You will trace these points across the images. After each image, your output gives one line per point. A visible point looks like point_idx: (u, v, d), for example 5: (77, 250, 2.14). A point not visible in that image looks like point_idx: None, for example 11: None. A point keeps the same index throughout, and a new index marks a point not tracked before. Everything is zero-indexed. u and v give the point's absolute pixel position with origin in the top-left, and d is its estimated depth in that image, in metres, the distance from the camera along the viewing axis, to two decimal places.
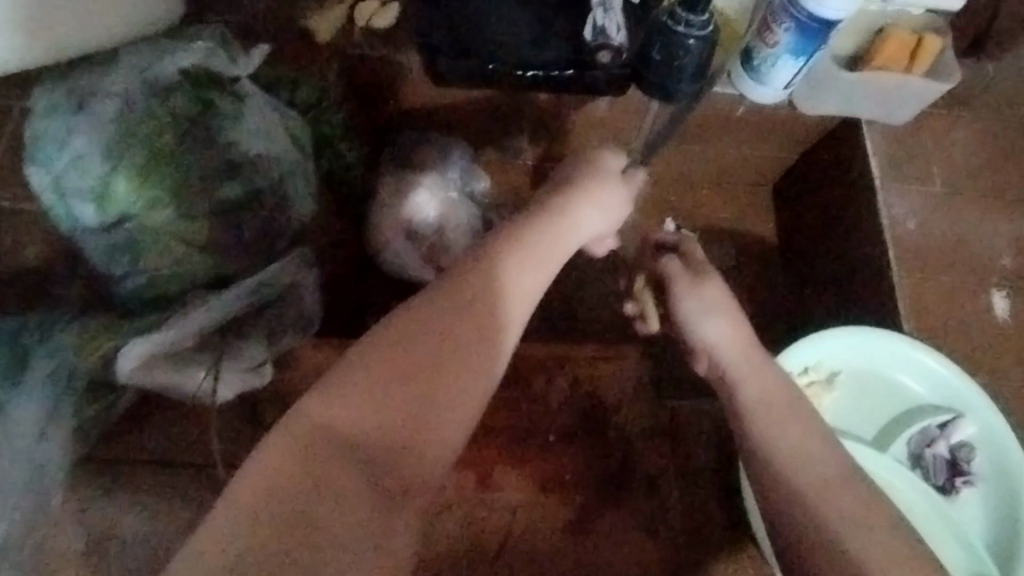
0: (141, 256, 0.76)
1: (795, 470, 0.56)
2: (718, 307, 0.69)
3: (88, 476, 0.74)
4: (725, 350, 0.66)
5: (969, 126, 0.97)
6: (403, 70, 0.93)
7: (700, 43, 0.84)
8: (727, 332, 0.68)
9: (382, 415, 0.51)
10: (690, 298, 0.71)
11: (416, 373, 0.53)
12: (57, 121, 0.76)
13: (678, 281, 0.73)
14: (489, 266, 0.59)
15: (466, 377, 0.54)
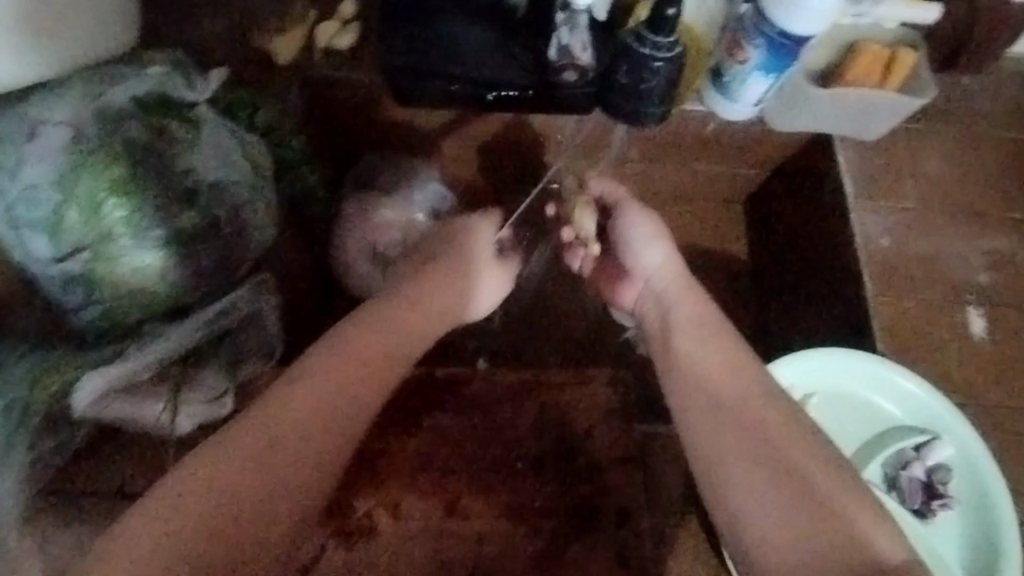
0: (96, 287, 0.74)
1: (716, 451, 0.63)
2: (656, 233, 0.82)
3: (36, 518, 0.70)
4: (664, 279, 0.79)
5: (943, 139, 0.96)
6: (364, 92, 0.94)
7: (667, 68, 0.83)
8: (665, 259, 0.80)
9: (300, 438, 0.59)
10: (634, 223, 0.83)
11: (310, 424, 0.60)
12: (6, 151, 0.74)
13: (628, 208, 0.84)
14: (402, 303, 0.73)
15: (334, 443, 0.61)
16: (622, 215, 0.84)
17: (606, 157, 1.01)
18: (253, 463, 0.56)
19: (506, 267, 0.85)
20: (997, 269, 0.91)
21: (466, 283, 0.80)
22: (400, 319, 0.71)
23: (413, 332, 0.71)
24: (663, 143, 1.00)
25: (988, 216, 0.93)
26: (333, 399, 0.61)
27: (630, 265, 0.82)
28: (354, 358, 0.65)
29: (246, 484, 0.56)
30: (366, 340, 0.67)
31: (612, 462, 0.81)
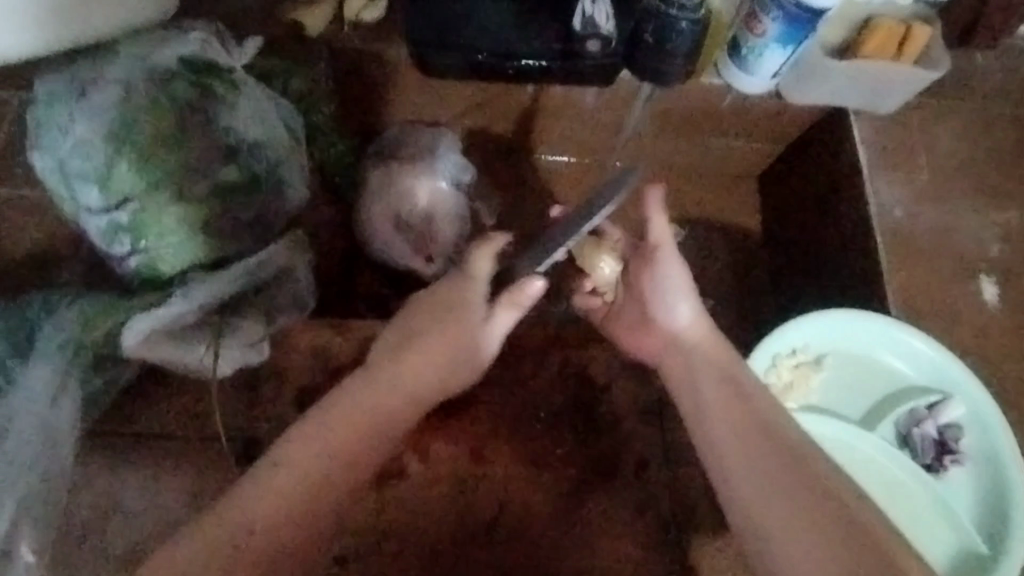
0: (143, 236, 0.78)
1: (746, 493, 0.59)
2: (682, 285, 0.76)
3: (90, 455, 0.76)
4: (691, 334, 0.73)
5: (954, 116, 0.99)
6: (392, 63, 0.97)
7: (692, 28, 0.88)
8: (693, 317, 0.74)
9: (311, 490, 0.57)
10: (663, 268, 0.76)
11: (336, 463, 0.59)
12: (57, 107, 0.78)
13: (659, 249, 0.76)
14: (394, 368, 0.67)
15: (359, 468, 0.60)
16: (653, 254, 0.77)
17: (624, 128, 1.05)
18: (319, 450, 0.59)
19: (534, 290, 0.71)
20: (1008, 240, 0.93)
21: (471, 334, 0.71)
22: (385, 386, 0.65)
23: (401, 395, 0.65)
24: (681, 117, 1.03)
25: (999, 189, 0.95)
26: (371, 420, 0.62)
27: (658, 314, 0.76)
28: (375, 404, 0.64)
29: (320, 467, 0.58)
30: (364, 402, 0.63)
31: (632, 414, 0.84)
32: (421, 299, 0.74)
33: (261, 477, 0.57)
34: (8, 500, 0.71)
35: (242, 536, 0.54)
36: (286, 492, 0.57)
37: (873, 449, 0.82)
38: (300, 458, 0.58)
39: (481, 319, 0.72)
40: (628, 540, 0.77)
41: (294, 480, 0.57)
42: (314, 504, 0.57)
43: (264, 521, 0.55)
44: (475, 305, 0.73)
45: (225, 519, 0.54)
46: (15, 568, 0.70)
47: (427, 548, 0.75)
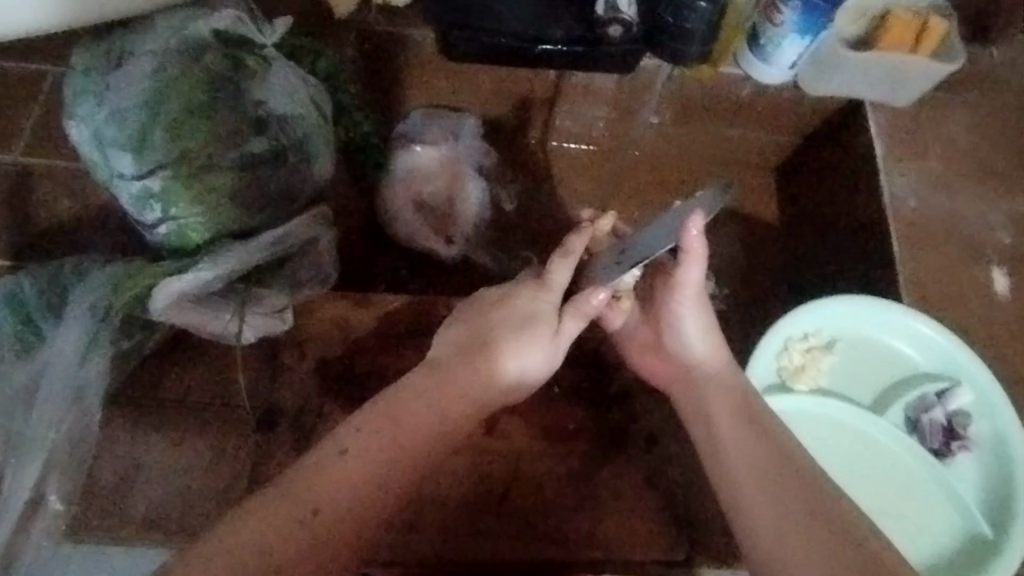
0: (173, 203, 0.80)
1: (758, 511, 0.57)
2: (704, 325, 0.70)
3: (118, 415, 0.78)
4: (709, 376, 0.69)
5: (968, 109, 1.00)
6: (417, 45, 1.00)
7: (708, 11, 0.87)
8: (712, 358, 0.70)
9: (325, 519, 0.52)
10: (685, 313, 0.70)
11: (343, 489, 0.54)
12: (97, 78, 0.81)
13: (682, 292, 0.69)
14: (448, 383, 0.62)
15: (381, 499, 0.55)
16: (674, 297, 0.70)
17: (643, 116, 1.07)
18: (384, 445, 0.56)
19: (599, 303, 0.67)
20: (1020, 231, 0.94)
21: (542, 346, 0.65)
22: (437, 394, 0.61)
23: (469, 404, 0.61)
24: (700, 104, 1.04)
25: (1012, 180, 0.96)
26: (430, 423, 0.59)
27: (671, 340, 0.71)
28: (441, 407, 0.60)
29: (386, 463, 0.56)
30: (423, 410, 0.59)
31: (644, 391, 0.86)
32: (487, 300, 0.68)
33: (332, 463, 0.54)
34: (36, 455, 0.73)
35: (308, 517, 0.52)
36: (358, 480, 0.54)
37: (874, 430, 0.84)
38: (368, 446, 0.56)
39: (550, 333, 0.66)
40: (638, 512, 0.79)
41: (364, 472, 0.55)
42: (382, 495, 0.55)
43: (337, 506, 0.53)
44: (542, 313, 0.67)
45: (299, 496, 0.53)
46: (43, 516, 0.73)
47: (441, 519, 0.76)
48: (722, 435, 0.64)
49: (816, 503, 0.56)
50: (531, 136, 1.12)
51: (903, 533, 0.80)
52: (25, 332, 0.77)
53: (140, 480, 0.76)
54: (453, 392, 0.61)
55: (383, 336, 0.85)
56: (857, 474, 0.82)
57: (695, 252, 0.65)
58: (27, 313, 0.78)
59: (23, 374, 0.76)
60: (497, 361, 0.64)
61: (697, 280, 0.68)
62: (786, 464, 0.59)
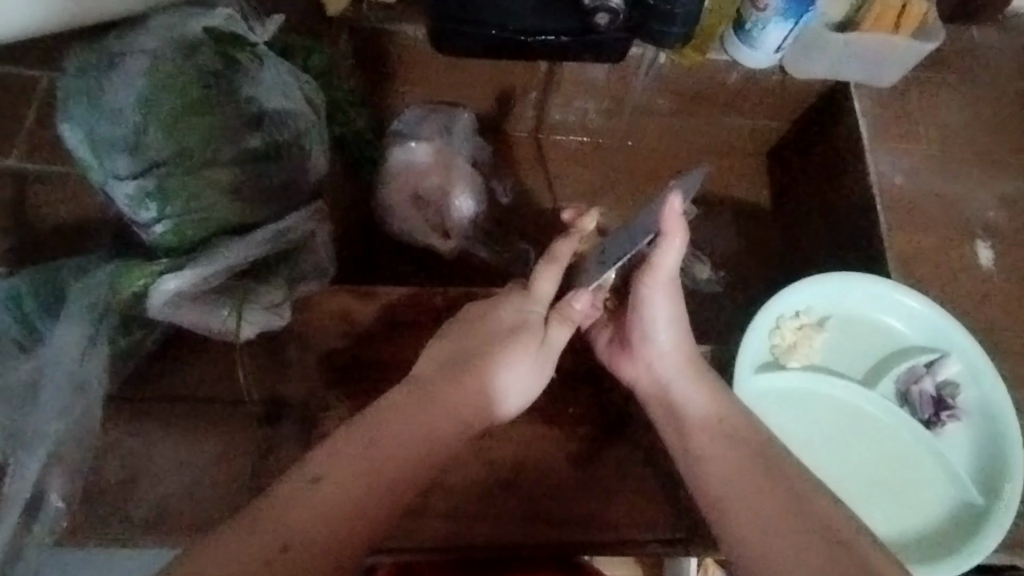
0: (170, 200, 0.80)
1: (742, 508, 0.59)
2: (671, 315, 0.74)
3: (121, 415, 0.79)
4: (670, 365, 0.73)
5: (950, 90, 1.02)
6: (406, 42, 0.99)
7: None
8: (674, 348, 0.74)
9: (327, 520, 0.54)
10: (652, 301, 0.73)
11: (342, 490, 0.56)
12: (89, 79, 0.82)
13: (655, 276, 0.72)
14: (446, 388, 0.67)
15: (379, 498, 0.57)
16: (647, 281, 0.73)
17: (632, 104, 1.08)
18: (354, 479, 0.57)
19: (580, 307, 0.74)
20: (1005, 208, 0.96)
21: (529, 355, 0.71)
22: (435, 398, 0.65)
23: (453, 420, 0.65)
24: (688, 91, 1.05)
25: (995, 158, 0.98)
26: (406, 454, 0.61)
27: (642, 336, 0.75)
28: (422, 428, 0.63)
29: (357, 492, 0.57)
30: (402, 432, 0.62)
31: None
32: (475, 316, 0.74)
33: (304, 492, 0.55)
34: (40, 451, 0.74)
35: (276, 552, 0.52)
36: (327, 510, 0.55)
37: (865, 402, 0.86)
38: (341, 477, 0.57)
39: (537, 344, 0.72)
40: (638, 491, 0.80)
41: (338, 495, 0.56)
42: (359, 518, 0.56)
43: (308, 535, 0.53)
44: (527, 324, 0.73)
45: (268, 531, 0.53)
46: (47, 512, 0.74)
47: (448, 509, 0.77)
48: (703, 453, 0.66)
49: (799, 503, 0.58)
50: (522, 129, 1.13)
51: (893, 506, 0.82)
52: (23, 332, 0.79)
53: (144, 478, 0.77)
54: (435, 415, 0.64)
55: (384, 328, 0.86)
56: (848, 445, 0.85)
57: (673, 239, 0.70)
58: (24, 313, 0.79)
59: (27, 369, 0.77)
60: (490, 367, 0.69)
61: (670, 266, 0.72)
62: (764, 473, 0.61)
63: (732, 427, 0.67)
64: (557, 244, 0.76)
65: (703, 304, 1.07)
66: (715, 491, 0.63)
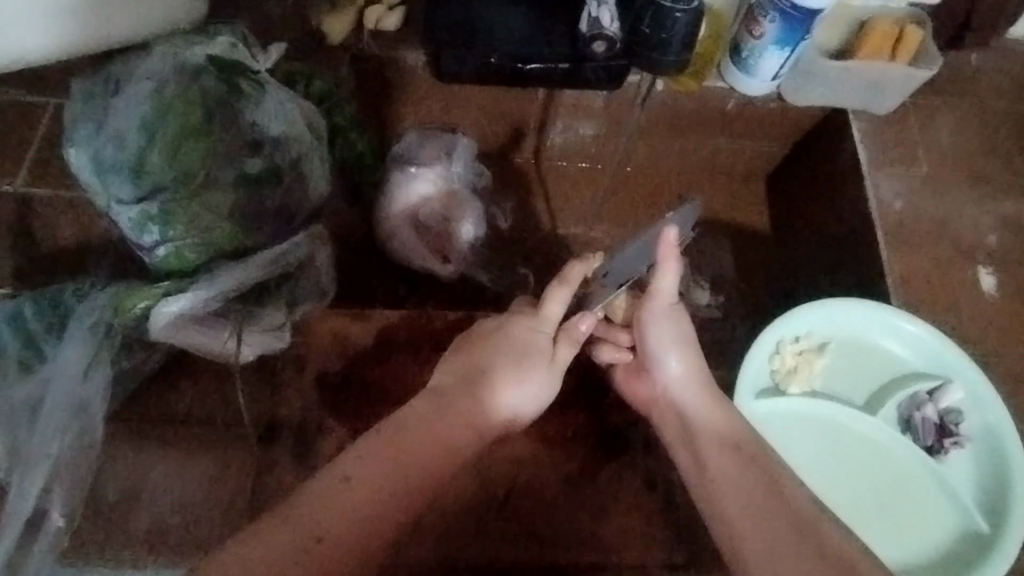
0: (172, 224, 0.81)
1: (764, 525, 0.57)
2: (679, 339, 0.73)
3: (124, 436, 0.80)
4: (682, 389, 0.71)
5: (947, 114, 1.02)
6: (407, 69, 1.00)
7: (688, 17, 0.83)
8: (686, 372, 0.72)
9: (322, 528, 0.52)
10: (656, 327, 0.74)
11: (339, 500, 0.54)
12: (94, 106, 0.84)
13: (656, 301, 0.73)
14: (460, 405, 0.66)
15: (376, 506, 0.55)
16: (648, 307, 0.74)
17: (631, 129, 1.08)
18: (386, 483, 0.57)
19: (585, 329, 0.74)
20: (1005, 231, 0.95)
21: (538, 374, 0.71)
22: (446, 416, 0.64)
23: (466, 428, 0.64)
24: (687, 115, 1.05)
25: (994, 181, 0.98)
26: (427, 458, 0.60)
27: (653, 364, 0.74)
28: (432, 437, 0.61)
29: (386, 491, 0.56)
30: (422, 436, 0.61)
31: None
32: (485, 330, 0.73)
33: (336, 491, 0.55)
34: (42, 468, 0.73)
35: (313, 543, 0.52)
36: (357, 502, 0.55)
37: (867, 429, 0.85)
38: (369, 472, 0.56)
39: (545, 364, 0.71)
40: (637, 515, 0.79)
41: (367, 496, 0.55)
42: (384, 513, 0.55)
43: (342, 538, 0.53)
44: (537, 344, 0.72)
45: (302, 523, 0.53)
46: (47, 532, 0.73)
47: (439, 530, 0.76)
48: (718, 468, 0.64)
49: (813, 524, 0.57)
50: (523, 154, 1.14)
51: (900, 534, 0.81)
52: (27, 352, 0.79)
53: (147, 497, 0.77)
54: (448, 429, 0.63)
55: (383, 349, 0.86)
56: (849, 470, 0.84)
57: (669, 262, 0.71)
58: (29, 333, 0.79)
59: (30, 389, 0.77)
60: (495, 387, 0.69)
61: (669, 292, 0.73)
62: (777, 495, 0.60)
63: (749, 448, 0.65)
64: (568, 263, 0.74)
65: (703, 328, 1.06)
66: (725, 509, 0.61)
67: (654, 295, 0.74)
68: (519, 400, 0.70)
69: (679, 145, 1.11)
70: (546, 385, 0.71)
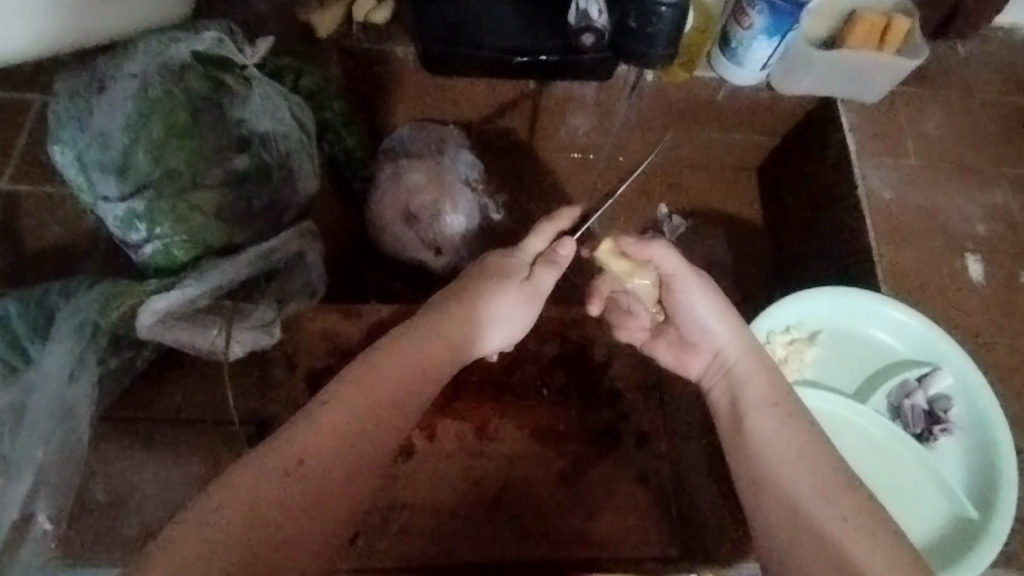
0: (159, 222, 0.81)
1: (785, 514, 0.57)
2: (715, 305, 0.71)
3: (108, 437, 0.79)
4: (732, 350, 0.70)
5: (935, 104, 1.03)
6: (397, 62, 1.00)
7: (674, 10, 0.81)
8: (733, 336, 0.70)
9: (290, 456, 0.54)
10: (691, 301, 0.72)
11: (313, 427, 0.56)
12: (78, 104, 0.83)
13: (680, 282, 0.72)
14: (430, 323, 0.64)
15: (346, 433, 0.56)
16: (676, 291, 0.73)
17: (621, 121, 1.08)
18: (358, 400, 0.58)
19: (565, 251, 0.71)
20: (993, 220, 0.96)
21: (511, 291, 0.69)
22: (420, 354, 0.62)
23: (444, 341, 0.64)
24: (678, 105, 1.05)
25: (982, 171, 0.99)
26: (394, 393, 0.60)
27: (702, 343, 0.72)
28: (398, 363, 0.61)
29: (363, 417, 0.58)
30: (395, 363, 0.61)
31: (633, 388, 0.87)
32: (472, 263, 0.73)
33: (314, 415, 0.56)
34: (27, 472, 0.74)
35: (293, 465, 0.54)
36: (335, 430, 0.56)
37: (859, 417, 0.85)
38: (347, 396, 0.58)
39: (519, 282, 0.70)
40: (630, 507, 0.79)
41: (344, 418, 0.57)
42: (359, 438, 0.57)
43: (321, 464, 0.55)
44: (513, 265, 0.71)
45: (283, 448, 0.54)
46: (33, 537, 0.73)
47: (432, 530, 0.76)
48: (754, 433, 0.63)
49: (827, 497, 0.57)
50: (513, 147, 1.14)
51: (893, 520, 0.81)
52: (13, 355, 0.78)
53: (136, 497, 0.76)
54: (428, 341, 0.63)
55: (373, 345, 0.86)
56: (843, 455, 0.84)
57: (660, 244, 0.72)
58: (13, 334, 0.79)
59: (11, 395, 0.76)
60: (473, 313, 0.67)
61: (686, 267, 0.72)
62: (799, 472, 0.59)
63: (768, 422, 0.63)
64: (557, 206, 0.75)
65: None
66: (751, 483, 0.61)
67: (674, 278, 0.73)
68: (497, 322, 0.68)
69: (669, 137, 1.11)
70: (523, 311, 0.70)
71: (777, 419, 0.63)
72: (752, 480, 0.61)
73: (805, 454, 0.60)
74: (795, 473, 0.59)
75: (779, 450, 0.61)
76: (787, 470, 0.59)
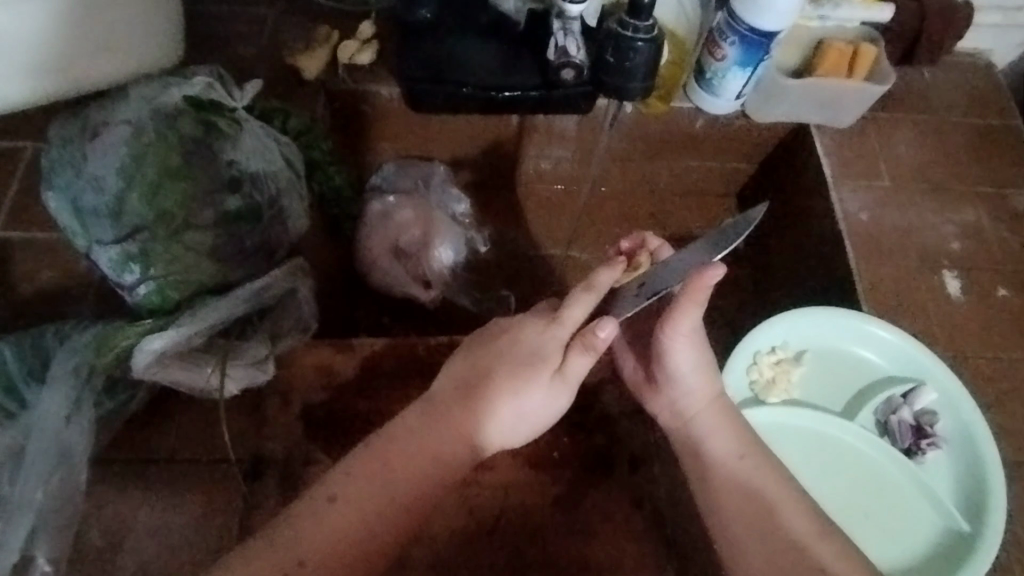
0: (152, 263, 0.83)
1: (774, 542, 0.60)
2: (696, 363, 0.68)
3: (107, 477, 0.80)
4: (699, 404, 0.68)
5: (904, 127, 1.06)
6: (382, 101, 1.02)
7: (649, 45, 0.87)
8: (703, 396, 0.68)
9: (298, 545, 0.57)
10: (676, 355, 0.67)
11: (320, 512, 0.58)
12: (71, 150, 0.86)
13: (679, 332, 0.66)
14: (455, 410, 0.63)
15: (349, 517, 0.58)
16: (668, 336, 0.66)
17: (603, 151, 1.10)
18: (365, 493, 0.59)
19: (603, 336, 0.60)
20: (968, 237, 0.99)
21: (537, 385, 0.63)
22: (429, 439, 0.62)
23: (460, 440, 0.62)
24: (659, 135, 1.07)
25: (954, 189, 1.02)
26: (401, 482, 0.60)
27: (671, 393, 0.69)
28: (417, 432, 0.62)
29: (364, 491, 0.59)
30: (406, 439, 0.62)
31: (626, 414, 0.88)
32: (496, 330, 0.67)
33: (319, 510, 0.58)
34: (26, 517, 0.73)
35: (294, 567, 0.56)
36: (342, 520, 0.58)
37: (847, 434, 0.86)
38: (355, 494, 0.59)
39: (548, 372, 0.64)
40: (626, 532, 0.80)
41: (351, 506, 0.59)
42: (361, 536, 0.58)
43: (321, 547, 0.57)
44: (544, 348, 0.64)
45: (283, 549, 0.57)
46: None
47: (430, 564, 0.76)
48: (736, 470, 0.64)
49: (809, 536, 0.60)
50: (498, 179, 1.17)
51: (883, 537, 0.82)
52: (7, 401, 0.79)
53: (131, 539, 0.77)
54: (440, 435, 0.62)
55: (366, 378, 0.86)
56: (835, 476, 0.85)
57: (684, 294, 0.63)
58: (9, 378, 0.80)
59: (9, 438, 0.77)
60: (498, 393, 0.63)
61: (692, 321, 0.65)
62: (784, 498, 0.62)
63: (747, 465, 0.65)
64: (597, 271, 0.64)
65: None
66: (736, 508, 0.63)
67: (676, 325, 0.65)
68: (532, 412, 0.64)
69: (651, 168, 1.14)
70: (558, 402, 0.64)
71: (761, 458, 0.65)
72: (732, 512, 0.63)
73: (785, 496, 0.63)
74: (783, 507, 0.62)
75: (767, 482, 0.63)
76: (773, 508, 0.62)
